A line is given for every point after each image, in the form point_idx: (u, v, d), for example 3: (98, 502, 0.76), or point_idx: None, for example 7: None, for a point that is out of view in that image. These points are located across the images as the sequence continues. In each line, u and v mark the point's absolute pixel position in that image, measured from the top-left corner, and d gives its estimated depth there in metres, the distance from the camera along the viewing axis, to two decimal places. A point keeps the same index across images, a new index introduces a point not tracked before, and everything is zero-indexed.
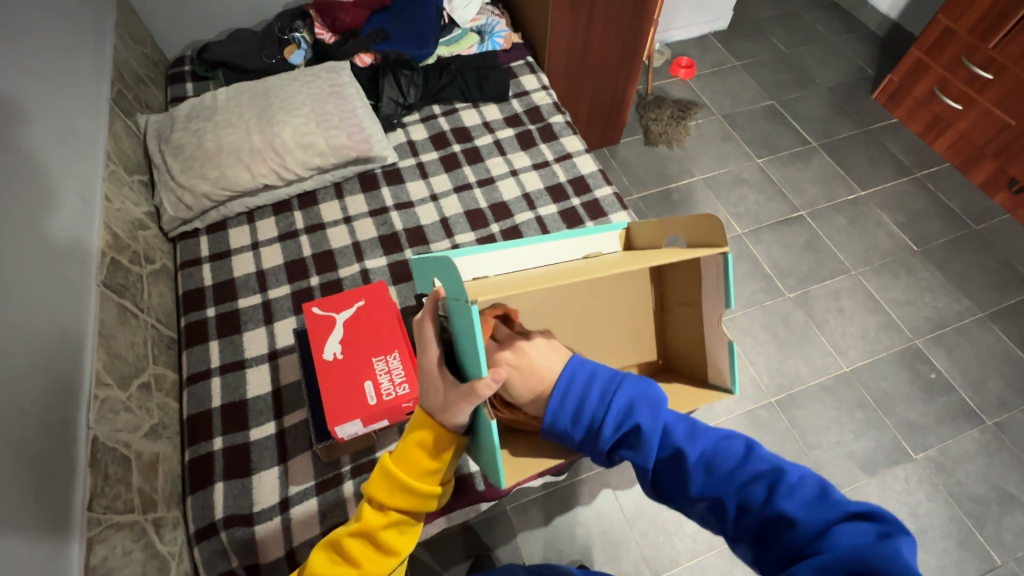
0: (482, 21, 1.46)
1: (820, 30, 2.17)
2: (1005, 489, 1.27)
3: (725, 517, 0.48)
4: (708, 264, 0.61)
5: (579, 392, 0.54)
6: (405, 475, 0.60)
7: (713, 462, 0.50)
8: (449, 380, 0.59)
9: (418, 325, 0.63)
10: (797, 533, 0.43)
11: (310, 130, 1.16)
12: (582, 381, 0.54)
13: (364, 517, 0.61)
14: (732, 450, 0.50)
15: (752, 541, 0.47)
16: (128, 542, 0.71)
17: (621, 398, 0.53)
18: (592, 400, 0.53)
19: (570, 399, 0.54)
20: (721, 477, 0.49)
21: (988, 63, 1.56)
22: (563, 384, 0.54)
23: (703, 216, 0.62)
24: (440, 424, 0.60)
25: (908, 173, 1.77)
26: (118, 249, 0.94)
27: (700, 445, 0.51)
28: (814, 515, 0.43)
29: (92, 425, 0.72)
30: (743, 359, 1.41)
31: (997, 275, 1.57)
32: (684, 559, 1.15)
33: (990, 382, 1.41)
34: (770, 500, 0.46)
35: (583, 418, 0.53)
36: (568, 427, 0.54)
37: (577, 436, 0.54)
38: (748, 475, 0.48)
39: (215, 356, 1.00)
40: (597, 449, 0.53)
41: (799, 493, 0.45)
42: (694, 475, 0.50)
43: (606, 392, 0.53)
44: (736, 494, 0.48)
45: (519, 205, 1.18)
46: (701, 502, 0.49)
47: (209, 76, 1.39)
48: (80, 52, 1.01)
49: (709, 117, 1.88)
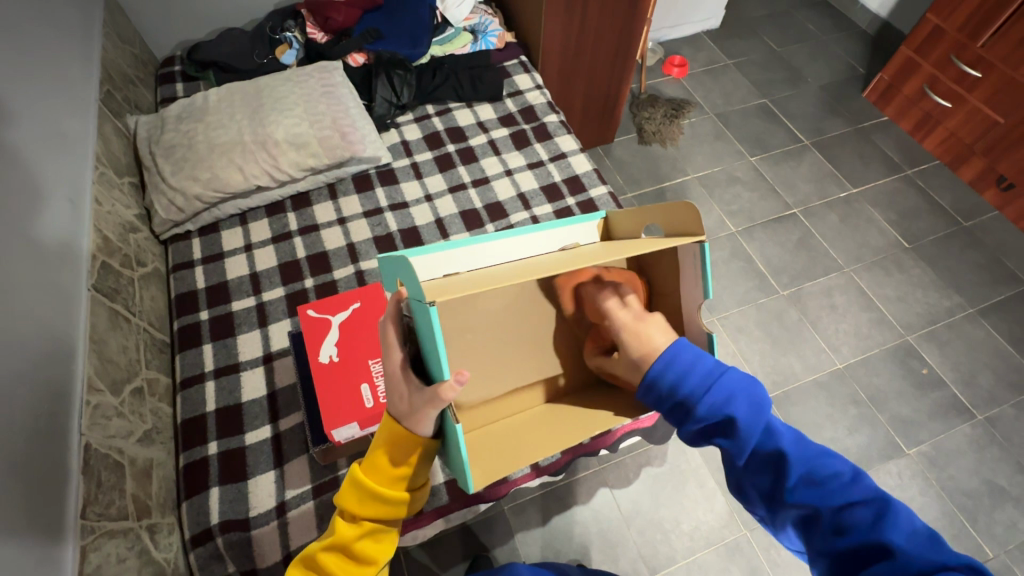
0: (476, 20, 1.44)
1: (811, 28, 2.18)
2: (996, 484, 1.28)
3: (817, 530, 0.49)
4: (685, 253, 0.61)
5: (683, 368, 0.54)
6: (374, 483, 0.60)
7: (814, 473, 0.50)
8: (413, 384, 0.59)
9: (382, 327, 0.63)
10: (898, 567, 0.43)
11: (303, 131, 1.15)
12: (688, 358, 0.54)
13: (337, 530, 0.61)
14: (836, 468, 0.50)
15: (840, 561, 0.47)
16: (123, 550, 0.70)
17: (724, 383, 0.53)
18: (694, 379, 0.53)
19: (672, 371, 0.54)
20: (824, 491, 0.49)
21: (976, 62, 1.58)
22: (667, 359, 0.55)
23: (680, 204, 0.62)
24: (405, 429, 0.60)
25: (899, 170, 1.79)
26: (109, 252, 0.93)
27: (803, 456, 0.51)
28: (921, 553, 0.43)
29: (84, 431, 0.71)
30: (738, 357, 1.42)
31: (987, 271, 1.59)
32: (682, 557, 1.16)
33: (981, 377, 1.43)
34: (875, 527, 0.46)
35: (683, 392, 0.53)
36: (667, 396, 0.54)
37: (670, 405, 0.55)
38: (853, 498, 0.48)
39: (209, 359, 0.99)
40: (692, 424, 0.53)
41: (907, 528, 0.45)
42: (793, 478, 0.50)
43: (709, 376, 0.54)
44: (837, 510, 0.48)
45: (514, 205, 1.18)
46: (795, 509, 0.50)
47: (199, 76, 1.37)
48: (67, 50, 0.99)
49: (702, 115, 1.89)
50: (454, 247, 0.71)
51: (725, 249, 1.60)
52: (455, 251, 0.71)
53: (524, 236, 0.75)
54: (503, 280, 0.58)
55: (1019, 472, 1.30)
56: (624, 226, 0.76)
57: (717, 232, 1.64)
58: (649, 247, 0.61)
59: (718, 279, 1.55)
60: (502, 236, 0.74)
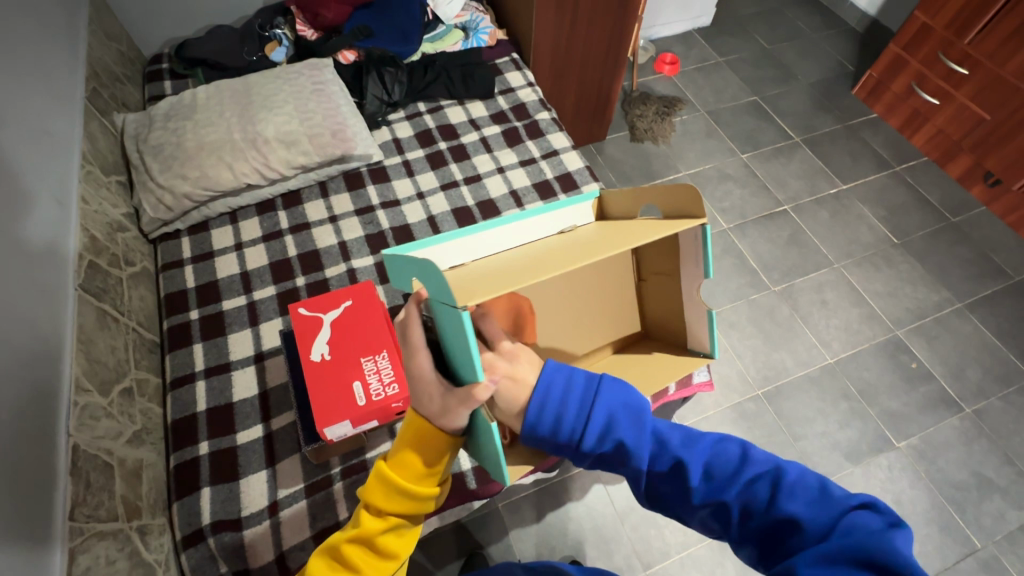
0: (467, 17, 1.44)
1: (800, 26, 2.20)
2: (984, 475, 1.30)
3: (728, 520, 0.48)
4: (688, 236, 0.60)
5: (560, 403, 0.53)
6: (401, 479, 0.60)
7: (708, 465, 0.50)
8: (445, 385, 0.58)
9: (404, 327, 0.61)
10: (803, 535, 0.43)
11: (293, 129, 1.14)
12: (559, 397, 0.53)
13: (362, 524, 0.61)
14: (727, 454, 0.50)
15: (757, 543, 0.46)
16: (112, 551, 0.69)
17: (598, 412, 0.53)
18: (572, 413, 0.53)
19: (547, 414, 0.53)
20: (720, 482, 0.49)
21: (963, 59, 1.60)
22: (537, 400, 0.54)
23: (682, 184, 0.60)
24: (437, 427, 0.59)
25: (888, 167, 1.80)
26: (96, 252, 0.92)
27: (694, 451, 0.51)
28: (818, 514, 0.43)
29: (72, 432, 0.70)
30: (730, 353, 1.42)
31: (974, 266, 1.61)
32: (675, 552, 1.16)
33: (969, 370, 1.44)
34: (772, 502, 0.46)
35: (565, 430, 0.53)
36: (550, 439, 0.54)
37: (558, 444, 0.54)
38: (748, 477, 0.48)
39: (199, 359, 0.98)
40: (583, 460, 0.54)
41: (802, 491, 0.45)
42: (690, 481, 0.50)
43: (584, 406, 0.53)
44: (737, 494, 0.48)
45: (507, 202, 1.18)
46: (703, 509, 0.49)
47: (188, 73, 1.36)
48: (51, 47, 0.98)
49: (694, 113, 1.90)
50: (449, 239, 0.70)
51: (716, 246, 1.61)
52: (449, 242, 0.70)
53: (519, 223, 0.74)
54: (511, 274, 0.57)
55: (1006, 464, 1.32)
56: (621, 206, 0.74)
57: (709, 229, 1.64)
58: (650, 231, 0.59)
59: (710, 277, 1.55)
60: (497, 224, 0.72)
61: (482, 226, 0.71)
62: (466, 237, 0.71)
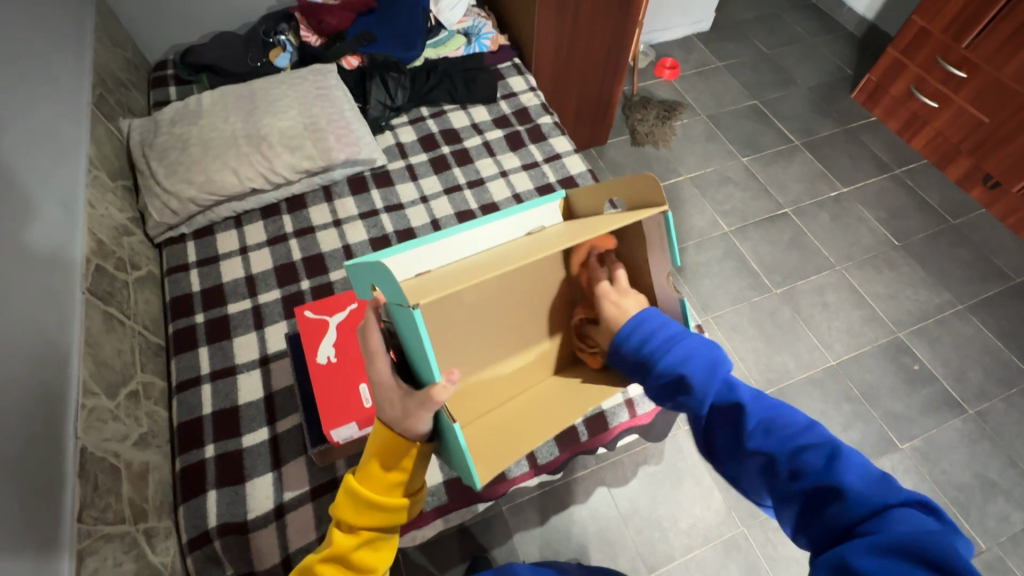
0: (469, 22, 1.45)
1: (799, 31, 2.21)
2: (988, 477, 1.30)
3: (774, 477, 0.48)
4: (651, 224, 0.63)
5: (649, 329, 0.58)
6: (368, 492, 0.60)
7: (771, 421, 0.51)
8: (405, 390, 0.59)
9: (363, 334, 0.62)
10: (848, 508, 0.43)
11: (297, 134, 1.15)
12: (653, 323, 0.58)
13: (333, 541, 0.60)
14: (792, 419, 0.50)
15: (798, 506, 0.46)
16: (119, 554, 0.69)
17: (685, 345, 0.56)
18: (658, 339, 0.57)
19: (637, 334, 0.59)
20: (778, 439, 0.49)
21: (961, 62, 1.61)
22: (633, 324, 0.60)
23: (640, 175, 0.63)
24: (399, 434, 0.60)
25: (888, 170, 1.81)
26: (103, 256, 0.92)
27: (761, 406, 0.52)
28: (873, 493, 0.42)
29: (80, 435, 0.71)
30: (732, 355, 1.43)
31: (975, 268, 1.62)
32: (679, 554, 1.16)
33: (971, 371, 1.45)
34: (826, 470, 0.45)
35: (645, 352, 0.57)
36: (632, 356, 0.58)
37: (635, 365, 0.58)
38: (807, 443, 0.48)
39: (205, 362, 0.99)
40: (651, 381, 0.56)
41: (858, 470, 0.45)
42: (750, 426, 0.51)
43: (673, 337, 0.57)
44: (792, 453, 0.48)
45: (509, 206, 1.19)
46: (755, 458, 0.50)
47: (193, 79, 1.37)
48: (58, 53, 0.99)
49: (694, 117, 1.91)
50: (418, 246, 0.70)
51: (718, 249, 1.62)
52: (417, 249, 0.70)
53: (488, 225, 0.74)
54: (481, 273, 0.58)
55: (1009, 465, 1.32)
56: (585, 203, 0.76)
57: (710, 232, 1.65)
58: (616, 223, 0.62)
59: (712, 279, 1.56)
60: (467, 227, 0.73)
61: (449, 232, 0.71)
62: (434, 244, 0.71)
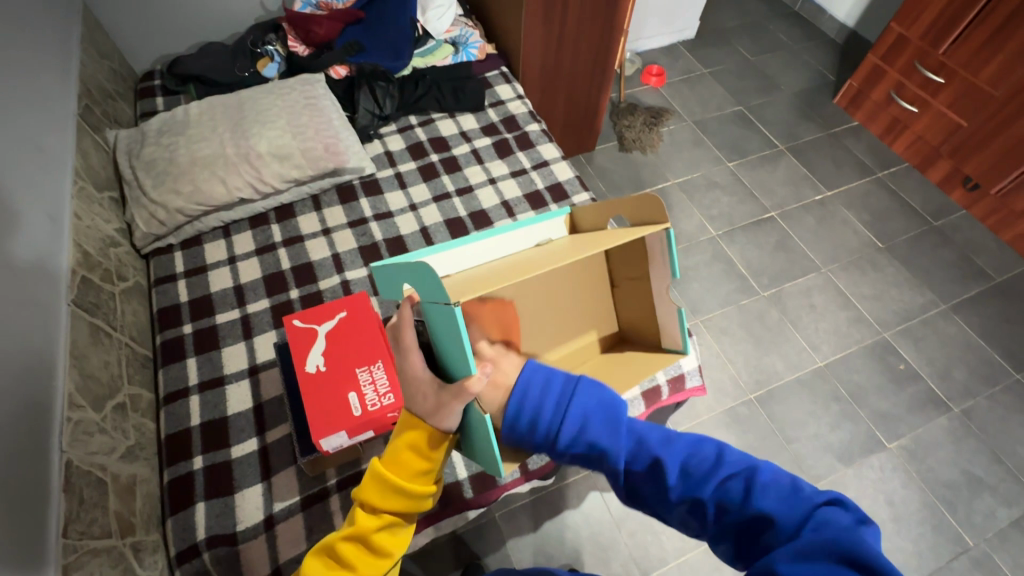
0: (457, 32, 1.47)
1: (782, 38, 2.25)
2: (974, 474, 1.32)
3: (704, 516, 0.48)
4: (653, 241, 0.64)
5: (537, 402, 0.56)
6: (396, 476, 0.61)
7: (684, 463, 0.51)
8: (438, 383, 0.61)
9: (396, 330, 0.63)
10: (776, 531, 0.43)
11: (286, 143, 1.15)
12: (539, 393, 0.56)
13: (357, 521, 0.61)
14: (703, 453, 0.51)
15: (732, 539, 0.46)
16: (106, 569, 0.69)
17: (577, 412, 0.55)
18: (550, 412, 0.55)
19: (527, 410, 0.55)
20: (696, 479, 0.49)
21: (939, 68, 1.65)
22: (518, 400, 0.56)
23: (643, 195, 0.65)
24: (432, 427, 0.61)
25: (870, 173, 1.84)
26: (89, 267, 0.92)
27: (671, 451, 0.52)
28: (790, 512, 0.44)
29: (65, 448, 0.70)
30: (721, 358, 1.44)
31: (957, 268, 1.64)
32: (672, 557, 1.17)
33: (955, 370, 1.47)
34: (746, 499, 0.46)
35: (542, 429, 0.55)
36: (528, 435, 0.56)
37: (536, 442, 0.56)
38: (723, 474, 0.48)
39: (193, 373, 0.98)
40: (560, 454, 0.56)
41: (774, 489, 0.46)
42: (669, 479, 0.50)
43: (562, 404, 0.55)
44: (711, 489, 0.48)
45: (498, 212, 1.19)
46: (680, 505, 0.50)
47: (180, 90, 1.37)
48: (44, 66, 0.99)
49: (680, 123, 1.93)
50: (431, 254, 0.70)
51: (706, 253, 1.63)
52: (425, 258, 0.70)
53: (496, 237, 0.75)
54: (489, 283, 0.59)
55: (994, 461, 1.34)
56: (590, 220, 0.77)
57: (698, 236, 1.67)
58: (619, 237, 0.63)
59: (700, 282, 1.57)
60: (474, 239, 0.73)
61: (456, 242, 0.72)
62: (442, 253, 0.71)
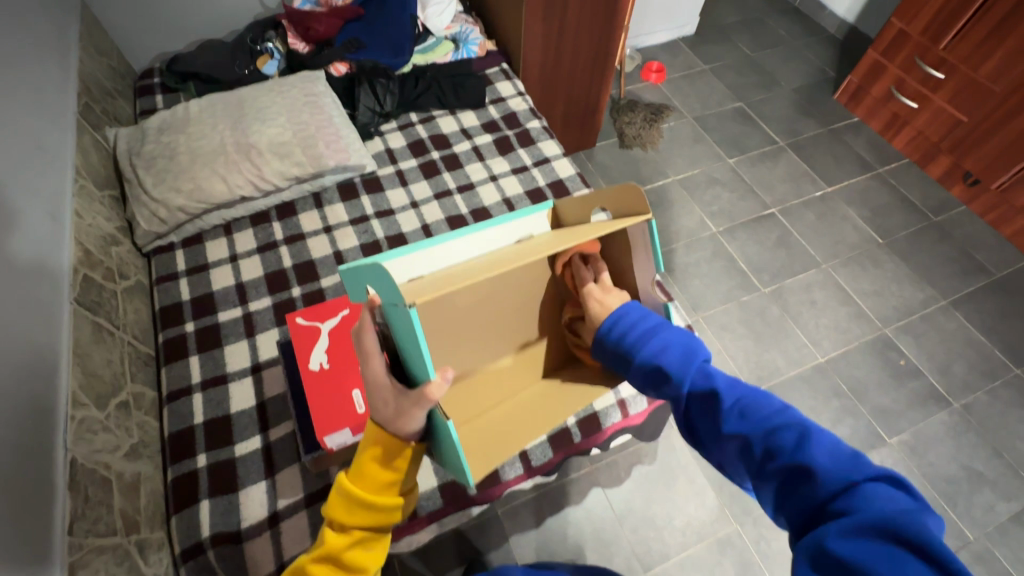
0: (456, 29, 1.46)
1: (782, 34, 2.25)
2: (974, 468, 1.32)
3: (751, 459, 0.49)
4: (634, 232, 0.64)
5: (629, 322, 0.61)
6: (361, 492, 0.61)
7: (746, 403, 0.51)
8: (398, 388, 0.60)
9: (357, 336, 0.62)
10: (818, 485, 0.43)
11: (287, 141, 1.15)
12: (633, 315, 0.61)
13: (325, 541, 0.61)
14: (766, 403, 0.51)
15: (774, 485, 0.47)
16: (112, 566, 0.69)
17: (662, 336, 0.58)
18: (637, 330, 0.60)
19: (620, 325, 0.61)
20: (753, 420, 0.50)
21: (939, 63, 1.65)
22: (614, 319, 0.62)
23: (625, 185, 0.65)
24: (392, 433, 0.61)
25: (871, 169, 1.85)
26: (91, 266, 0.92)
27: (736, 390, 0.53)
28: (841, 470, 0.43)
29: (69, 446, 0.70)
30: (723, 355, 1.44)
31: (957, 264, 1.65)
32: (674, 553, 1.17)
33: (955, 365, 1.47)
34: (797, 451, 0.46)
35: (626, 343, 0.60)
36: (613, 348, 0.61)
37: (618, 357, 0.60)
38: (780, 423, 0.48)
39: (195, 371, 0.98)
40: (633, 372, 0.59)
41: (829, 452, 0.45)
42: (725, 410, 0.51)
43: (649, 330, 0.59)
44: (765, 431, 0.49)
45: (499, 210, 1.19)
46: (731, 441, 0.50)
47: (180, 87, 1.36)
48: (44, 64, 0.99)
49: (680, 119, 1.93)
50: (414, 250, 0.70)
51: (707, 250, 1.63)
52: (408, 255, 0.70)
53: (480, 232, 0.75)
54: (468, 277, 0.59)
55: (994, 456, 1.34)
56: (573, 213, 0.77)
57: (699, 233, 1.67)
58: (600, 230, 0.64)
59: (701, 279, 1.57)
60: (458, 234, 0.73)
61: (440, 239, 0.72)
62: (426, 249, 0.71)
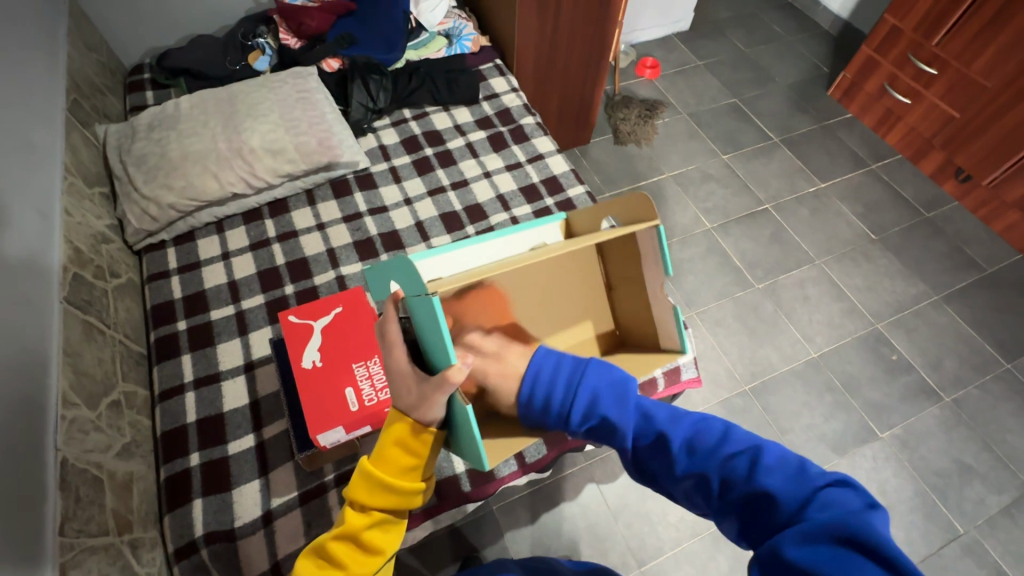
0: (450, 24, 1.44)
1: (776, 29, 2.25)
2: (964, 461, 1.33)
3: (709, 492, 0.49)
4: (643, 239, 0.65)
5: (549, 382, 0.57)
6: (385, 474, 0.61)
7: (691, 439, 0.52)
8: (419, 376, 0.61)
9: (381, 325, 0.63)
10: (778, 509, 0.45)
11: (279, 137, 1.14)
12: (550, 372, 0.57)
13: (346, 520, 0.61)
14: (710, 429, 0.52)
15: (737, 517, 0.47)
16: (105, 566, 0.69)
17: (589, 389, 0.56)
18: (560, 392, 0.56)
19: (541, 388, 0.57)
20: (703, 455, 0.51)
21: (931, 59, 1.65)
22: (531, 380, 0.58)
23: (633, 194, 0.66)
24: (416, 420, 0.61)
25: (864, 165, 1.85)
26: (81, 264, 0.91)
27: (679, 427, 0.54)
28: (794, 488, 0.45)
29: (60, 446, 0.70)
30: (717, 351, 1.45)
31: (949, 259, 1.66)
32: (669, 547, 1.18)
33: (946, 360, 1.48)
34: (750, 476, 0.47)
35: (556, 408, 0.56)
36: (542, 413, 0.57)
37: (550, 420, 0.57)
38: (730, 450, 0.50)
39: (188, 370, 0.97)
40: (574, 433, 0.57)
41: (779, 469, 0.47)
42: (675, 454, 0.52)
43: (572, 386, 0.56)
44: (716, 464, 0.49)
45: (493, 206, 1.19)
46: (686, 480, 0.51)
47: (170, 83, 1.35)
48: (32, 60, 0.97)
49: (675, 115, 1.93)
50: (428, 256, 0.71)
51: (701, 246, 1.64)
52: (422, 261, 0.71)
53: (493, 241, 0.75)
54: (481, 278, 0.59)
55: (984, 450, 1.35)
56: (584, 224, 0.78)
57: (693, 229, 1.67)
58: (609, 235, 0.64)
59: (695, 276, 1.58)
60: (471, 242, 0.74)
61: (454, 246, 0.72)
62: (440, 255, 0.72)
